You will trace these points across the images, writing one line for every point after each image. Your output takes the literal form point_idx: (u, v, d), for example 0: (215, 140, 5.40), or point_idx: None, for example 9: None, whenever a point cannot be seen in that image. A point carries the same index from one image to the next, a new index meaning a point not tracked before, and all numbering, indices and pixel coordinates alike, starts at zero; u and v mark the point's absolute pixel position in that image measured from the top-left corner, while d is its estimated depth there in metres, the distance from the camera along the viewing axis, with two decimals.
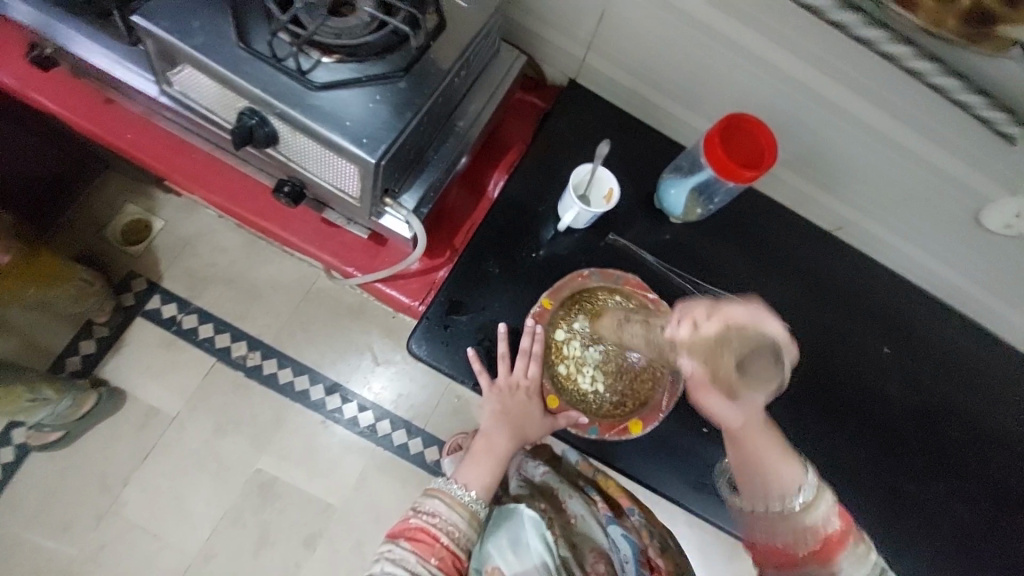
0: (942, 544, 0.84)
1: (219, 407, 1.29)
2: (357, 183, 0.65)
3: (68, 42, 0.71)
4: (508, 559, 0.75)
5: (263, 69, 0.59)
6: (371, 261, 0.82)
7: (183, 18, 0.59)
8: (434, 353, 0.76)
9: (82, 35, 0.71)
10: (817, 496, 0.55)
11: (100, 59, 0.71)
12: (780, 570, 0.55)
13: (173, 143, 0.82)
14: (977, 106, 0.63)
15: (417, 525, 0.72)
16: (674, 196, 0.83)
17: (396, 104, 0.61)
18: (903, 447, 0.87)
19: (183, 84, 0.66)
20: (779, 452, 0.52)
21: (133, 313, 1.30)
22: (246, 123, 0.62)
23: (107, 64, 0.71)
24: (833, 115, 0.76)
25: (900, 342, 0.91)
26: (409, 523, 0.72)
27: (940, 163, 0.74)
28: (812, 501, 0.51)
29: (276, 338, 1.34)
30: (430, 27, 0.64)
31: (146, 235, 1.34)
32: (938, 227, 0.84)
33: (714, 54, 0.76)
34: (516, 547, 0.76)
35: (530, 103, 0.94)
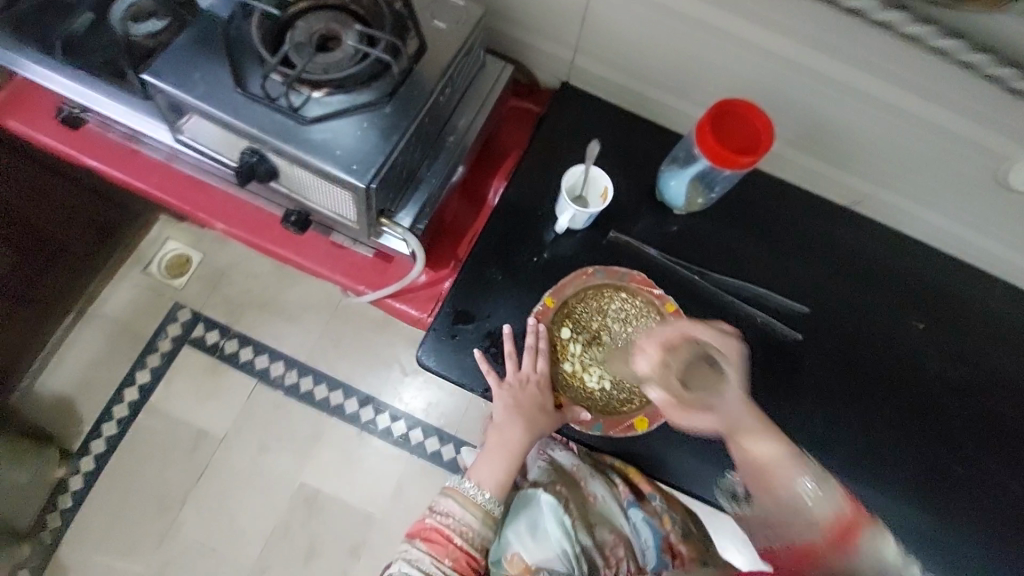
0: (1001, 530, 0.79)
1: (263, 426, 1.37)
2: (353, 208, 0.68)
3: (97, 102, 0.79)
4: (525, 541, 0.82)
5: (259, 111, 0.63)
6: (381, 277, 0.85)
7: (187, 73, 0.65)
8: (443, 362, 0.78)
9: (109, 97, 0.78)
10: (819, 483, 0.60)
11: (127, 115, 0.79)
12: (799, 557, 0.59)
13: (195, 183, 0.88)
14: (982, 65, 0.60)
15: (432, 525, 0.77)
16: (675, 187, 0.83)
17: (383, 129, 0.64)
18: (947, 429, 0.82)
19: (191, 131, 0.72)
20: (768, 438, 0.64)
21: (181, 342, 1.40)
22: (247, 160, 0.67)
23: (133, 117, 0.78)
24: (831, 89, 0.73)
25: (935, 317, 0.86)
26: (424, 523, 0.78)
27: (954, 127, 0.70)
28: (805, 478, 0.61)
29: (310, 356, 1.41)
30: (411, 52, 0.66)
31: (187, 268, 1.45)
32: (963, 194, 0.79)
33: (699, 42, 0.75)
34: (534, 533, 0.83)
35: (524, 108, 0.95)
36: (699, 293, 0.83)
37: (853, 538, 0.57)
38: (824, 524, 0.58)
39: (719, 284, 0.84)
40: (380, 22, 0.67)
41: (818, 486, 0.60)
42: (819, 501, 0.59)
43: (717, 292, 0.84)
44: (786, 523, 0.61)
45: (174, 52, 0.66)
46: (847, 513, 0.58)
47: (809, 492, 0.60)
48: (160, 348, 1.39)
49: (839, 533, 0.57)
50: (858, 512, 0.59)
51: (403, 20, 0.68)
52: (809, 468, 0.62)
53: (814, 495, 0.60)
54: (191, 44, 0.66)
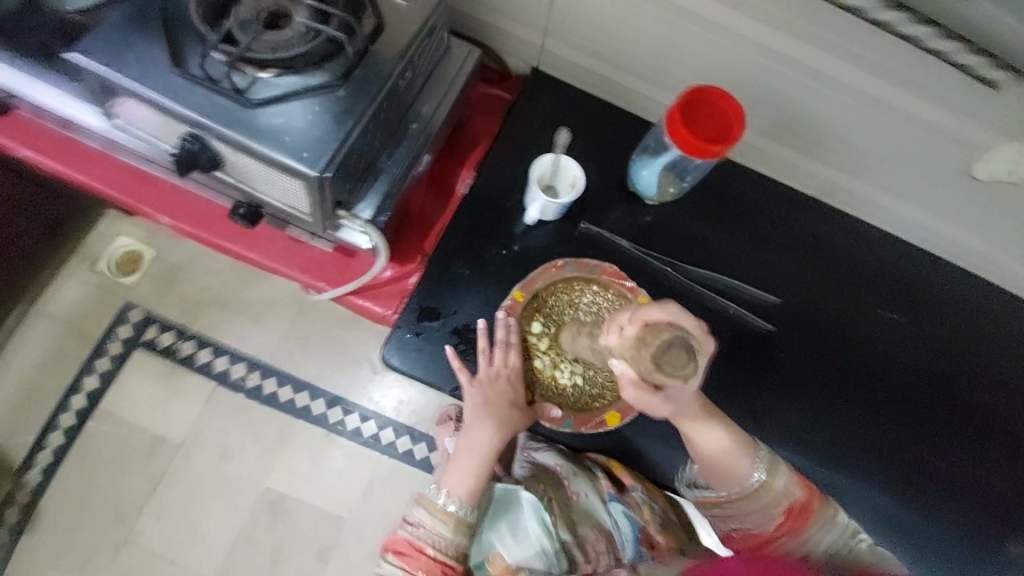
0: (962, 512, 0.81)
1: (224, 431, 1.30)
2: (307, 200, 0.63)
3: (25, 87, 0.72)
4: (506, 544, 0.73)
5: (198, 93, 0.58)
6: (342, 273, 0.81)
7: (116, 50, 0.59)
8: (407, 362, 0.75)
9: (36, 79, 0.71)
10: (768, 471, 0.62)
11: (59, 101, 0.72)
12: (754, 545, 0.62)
13: (138, 174, 0.82)
14: (952, 51, 0.59)
15: (403, 538, 0.70)
16: (647, 177, 0.81)
17: (337, 113, 0.59)
18: (910, 416, 0.83)
19: (125, 116, 0.66)
20: (711, 425, 0.63)
21: (133, 344, 1.31)
22: (186, 148, 0.61)
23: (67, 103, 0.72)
24: (804, 77, 0.72)
25: (900, 306, 0.87)
26: (396, 535, 0.70)
27: (922, 114, 0.70)
28: (754, 469, 0.62)
29: (274, 356, 1.35)
30: (367, 31, 0.62)
31: (138, 265, 1.36)
32: (929, 183, 0.80)
33: (673, 25, 0.73)
34: (515, 533, 0.74)
35: (494, 95, 0.91)
36: (672, 286, 0.82)
37: (807, 520, 0.61)
38: (780, 510, 0.61)
39: (692, 276, 0.83)
40: None
41: (766, 474, 0.61)
42: (776, 481, 0.62)
43: (689, 283, 0.83)
44: (743, 518, 0.62)
45: (103, 28, 0.60)
46: (803, 499, 0.61)
47: (757, 479, 0.61)
48: (109, 351, 1.30)
49: (796, 514, 0.61)
50: (810, 495, 0.62)
51: None
52: (757, 453, 0.63)
53: (762, 481, 0.61)
54: (121, 18, 0.60)
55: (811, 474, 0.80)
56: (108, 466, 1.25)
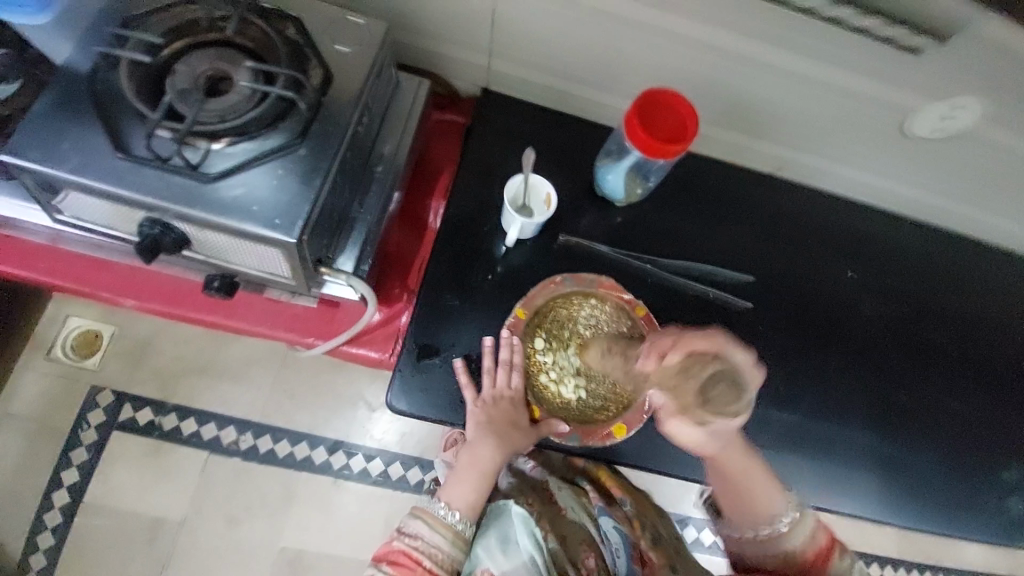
0: (952, 443, 0.86)
1: (225, 498, 1.24)
2: (286, 264, 0.62)
3: None
4: (496, 558, 0.73)
5: (149, 175, 0.55)
6: (329, 325, 0.79)
7: (50, 143, 0.55)
8: (415, 403, 0.74)
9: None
10: (799, 517, 0.64)
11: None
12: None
13: (89, 261, 0.77)
14: (874, 28, 0.63)
15: (399, 548, 0.69)
16: (613, 181, 0.82)
17: (303, 173, 0.58)
18: (890, 362, 0.88)
19: (72, 209, 0.62)
20: (766, 481, 0.65)
21: (110, 429, 1.24)
22: (148, 234, 0.58)
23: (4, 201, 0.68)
24: (745, 66, 0.75)
25: (863, 262, 0.92)
26: (391, 545, 0.69)
27: (857, 87, 0.75)
28: (785, 512, 0.64)
29: (264, 413, 1.30)
30: (315, 83, 0.60)
31: (100, 345, 1.28)
32: (870, 146, 0.85)
33: (614, 34, 0.74)
34: (505, 546, 0.75)
35: (449, 121, 0.91)
36: (655, 281, 0.84)
37: (827, 568, 0.62)
38: (800, 560, 0.63)
39: (672, 268, 0.85)
40: (275, 55, 0.61)
41: (794, 522, 0.64)
42: (796, 534, 0.63)
43: (668, 279, 0.84)
44: (761, 548, 0.65)
45: (33, 121, 0.56)
46: (823, 547, 0.63)
47: (785, 526, 0.64)
48: (84, 441, 1.22)
49: (813, 563, 0.62)
50: (831, 544, 0.63)
51: (300, 49, 0.62)
52: (789, 500, 0.65)
53: (790, 530, 0.64)
54: (52, 107, 0.56)
55: (814, 434, 0.83)
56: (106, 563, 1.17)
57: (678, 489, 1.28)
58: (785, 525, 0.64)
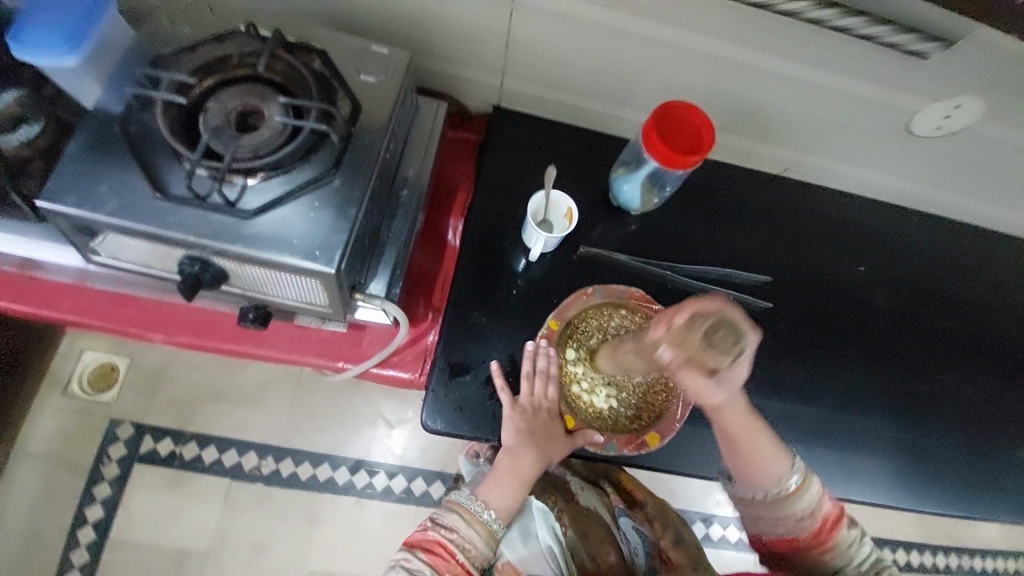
0: (973, 428, 0.88)
1: (249, 525, 1.22)
2: (323, 292, 0.63)
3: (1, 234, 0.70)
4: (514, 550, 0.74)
5: (188, 214, 0.56)
6: (358, 348, 0.79)
7: (87, 187, 0.56)
8: (451, 422, 0.74)
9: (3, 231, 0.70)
10: (804, 479, 0.62)
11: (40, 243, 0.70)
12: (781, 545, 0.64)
13: (114, 296, 0.77)
14: (885, 35, 0.64)
15: (433, 538, 0.67)
16: (630, 191, 0.84)
17: (338, 204, 0.59)
18: (907, 353, 0.90)
19: (109, 249, 0.65)
20: (771, 445, 0.63)
21: (129, 461, 1.22)
22: (189, 271, 0.60)
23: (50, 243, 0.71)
24: (753, 76, 0.77)
25: (874, 256, 0.94)
26: (425, 534, 0.68)
27: (863, 92, 0.77)
28: (790, 473, 0.62)
29: (284, 436, 1.28)
30: (345, 114, 0.62)
31: (115, 377, 1.27)
32: (876, 145, 0.88)
33: (624, 51, 0.76)
34: (525, 537, 0.75)
35: (463, 139, 0.92)
36: (675, 287, 0.85)
37: (836, 534, 0.62)
38: (811, 521, 0.62)
39: (691, 272, 0.87)
40: (304, 89, 0.63)
41: (799, 482, 0.62)
42: (804, 498, 0.62)
43: (689, 283, 0.85)
44: (771, 518, 0.64)
45: (65, 165, 0.57)
46: (833, 512, 0.62)
47: (792, 486, 0.62)
48: (106, 475, 1.20)
49: (824, 526, 0.62)
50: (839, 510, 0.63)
51: (327, 81, 0.64)
52: (793, 464, 0.63)
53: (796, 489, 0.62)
54: (84, 151, 0.58)
55: (840, 426, 0.84)
56: None
57: (699, 488, 1.29)
58: (793, 486, 0.62)
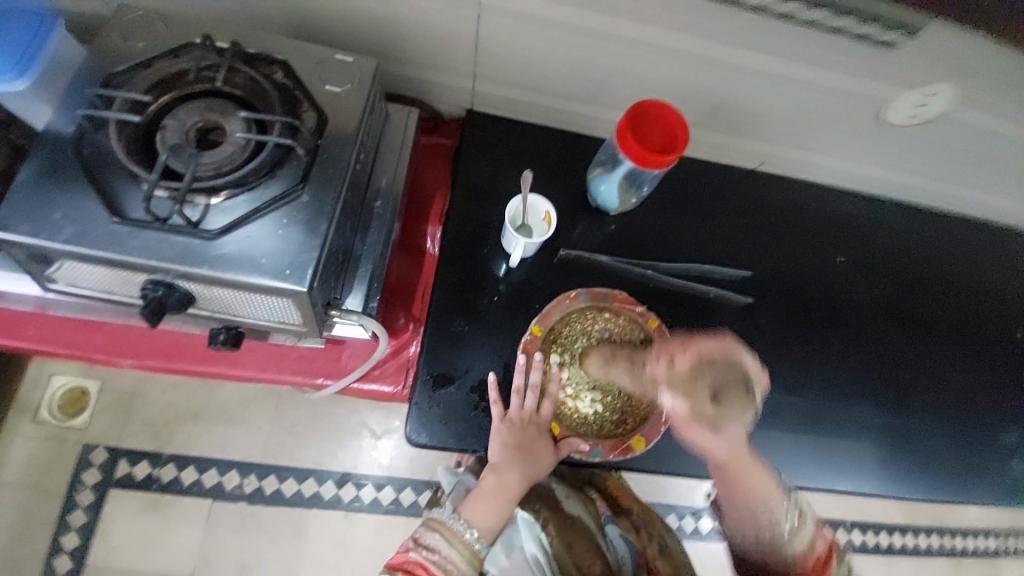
0: (950, 411, 0.90)
1: (234, 545, 1.18)
2: (296, 312, 0.61)
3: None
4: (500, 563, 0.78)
5: (150, 237, 0.54)
6: (338, 364, 0.77)
7: (40, 214, 0.53)
8: (436, 435, 0.73)
9: None
10: (801, 520, 0.58)
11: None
12: None
13: (82, 323, 0.74)
14: (850, 27, 0.66)
15: (415, 559, 0.66)
16: (606, 191, 0.83)
17: (307, 221, 0.57)
18: (885, 340, 0.92)
19: (67, 276, 0.61)
20: (763, 481, 0.59)
21: (105, 487, 1.17)
22: (153, 295, 0.57)
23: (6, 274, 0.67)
24: (724, 71, 0.77)
25: (849, 246, 0.96)
26: (407, 555, 0.66)
27: (832, 83, 0.78)
28: (786, 514, 0.58)
29: (267, 452, 1.25)
30: (311, 127, 0.60)
31: (86, 401, 1.22)
32: (847, 136, 0.89)
33: (595, 49, 0.75)
34: (509, 549, 0.80)
35: (436, 144, 0.91)
36: (657, 286, 0.85)
37: None
38: (804, 563, 0.57)
39: (671, 270, 0.87)
40: (266, 102, 0.60)
41: (796, 524, 0.58)
42: (797, 539, 0.58)
43: (669, 282, 0.85)
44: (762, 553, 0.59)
45: (16, 192, 0.54)
46: (827, 556, 0.58)
47: (786, 528, 0.58)
48: (80, 503, 1.16)
49: (815, 574, 0.57)
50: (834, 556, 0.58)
51: (292, 93, 0.62)
52: (788, 502, 0.59)
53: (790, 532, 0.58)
54: (36, 176, 0.55)
55: (822, 416, 0.85)
56: None
57: (689, 482, 1.30)
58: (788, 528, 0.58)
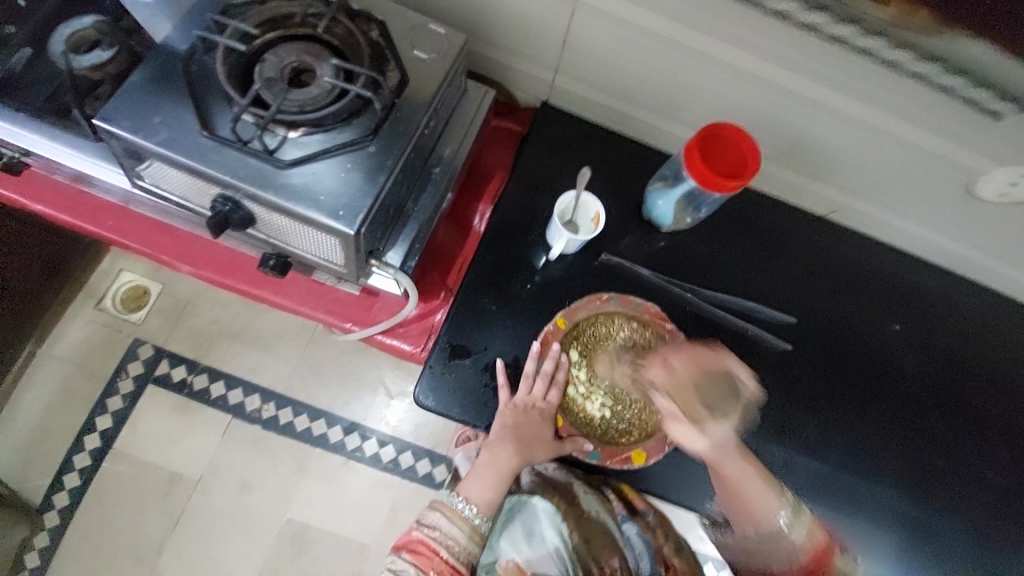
0: (984, 515, 0.83)
1: (241, 463, 1.26)
2: (341, 253, 0.65)
3: (66, 156, 0.73)
4: (521, 549, 0.76)
5: (229, 155, 0.59)
6: (367, 313, 0.81)
7: (143, 116, 0.59)
8: (442, 402, 0.75)
9: (64, 149, 0.73)
10: (794, 518, 0.65)
11: (102, 168, 0.74)
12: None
13: (156, 225, 0.81)
14: (955, 87, 0.62)
15: (418, 537, 0.70)
16: (662, 207, 0.82)
17: (369, 169, 0.60)
18: (927, 425, 0.86)
19: (153, 176, 0.68)
20: (763, 486, 0.66)
21: (144, 381, 1.28)
22: (220, 209, 0.63)
23: (107, 169, 0.74)
24: (811, 109, 0.74)
25: (911, 318, 0.90)
26: (411, 535, 0.71)
27: (927, 144, 0.73)
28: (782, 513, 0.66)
29: (288, 386, 1.32)
30: (392, 85, 0.63)
31: (145, 300, 1.33)
32: (933, 202, 0.83)
33: (683, 64, 0.74)
34: (530, 538, 0.77)
35: (505, 128, 0.92)
36: (693, 311, 0.83)
37: (827, 565, 0.65)
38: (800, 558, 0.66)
39: (712, 300, 0.85)
40: (357, 55, 0.64)
41: (791, 520, 0.66)
42: (796, 533, 0.66)
43: (707, 310, 0.83)
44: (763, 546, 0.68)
45: (128, 92, 0.60)
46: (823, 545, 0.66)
47: (785, 524, 0.66)
48: (119, 389, 1.27)
49: (815, 561, 0.65)
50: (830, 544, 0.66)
51: (381, 52, 0.65)
52: (786, 498, 0.66)
53: (789, 527, 0.66)
54: (145, 81, 0.61)
55: (839, 485, 0.81)
56: (123, 507, 1.21)
57: (684, 520, 1.26)
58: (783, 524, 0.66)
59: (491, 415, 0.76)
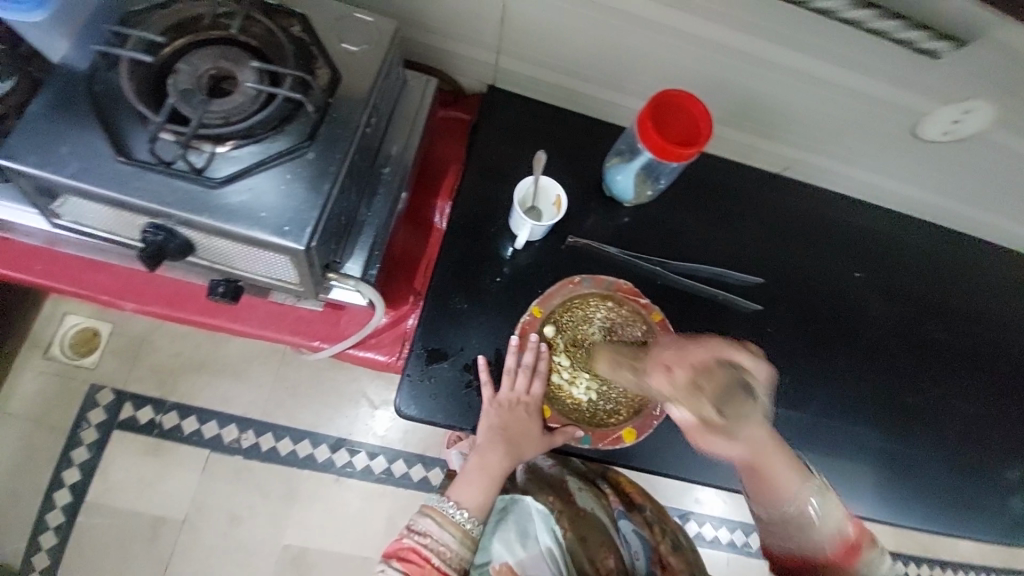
0: (955, 443, 0.87)
1: (227, 497, 1.21)
2: (293, 270, 0.61)
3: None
4: (515, 551, 0.74)
5: (153, 179, 0.54)
6: (334, 328, 0.77)
7: (50, 147, 0.54)
8: (424, 409, 0.73)
9: None
10: (822, 500, 0.63)
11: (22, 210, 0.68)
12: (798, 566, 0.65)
13: (90, 263, 0.75)
14: (893, 30, 0.61)
15: (409, 544, 0.68)
16: (623, 181, 0.81)
17: (311, 178, 0.57)
18: (895, 363, 0.88)
19: (72, 213, 0.62)
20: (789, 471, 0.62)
21: (109, 428, 1.21)
22: (152, 240, 0.58)
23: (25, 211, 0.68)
24: (758, 68, 0.74)
25: (872, 264, 0.92)
26: (401, 541, 0.69)
27: (873, 91, 0.74)
28: (811, 499, 0.63)
29: (265, 410, 1.27)
30: (324, 84, 0.60)
31: (97, 343, 1.25)
32: (882, 148, 0.85)
33: (626, 33, 0.73)
34: (524, 540, 0.75)
35: (456, 118, 0.89)
36: (664, 284, 0.83)
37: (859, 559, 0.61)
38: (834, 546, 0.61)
39: (681, 271, 0.84)
40: (281, 55, 0.60)
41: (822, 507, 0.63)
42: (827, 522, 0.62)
43: (677, 281, 0.83)
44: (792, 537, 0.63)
45: (29, 122, 0.54)
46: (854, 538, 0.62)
47: (815, 512, 0.62)
48: (84, 440, 1.19)
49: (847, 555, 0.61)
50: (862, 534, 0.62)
51: (307, 49, 0.61)
52: (812, 486, 0.63)
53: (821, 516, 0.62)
54: (47, 108, 0.55)
55: (822, 434, 0.83)
56: (106, 562, 1.15)
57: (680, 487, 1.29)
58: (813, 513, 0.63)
59: (476, 416, 0.74)
